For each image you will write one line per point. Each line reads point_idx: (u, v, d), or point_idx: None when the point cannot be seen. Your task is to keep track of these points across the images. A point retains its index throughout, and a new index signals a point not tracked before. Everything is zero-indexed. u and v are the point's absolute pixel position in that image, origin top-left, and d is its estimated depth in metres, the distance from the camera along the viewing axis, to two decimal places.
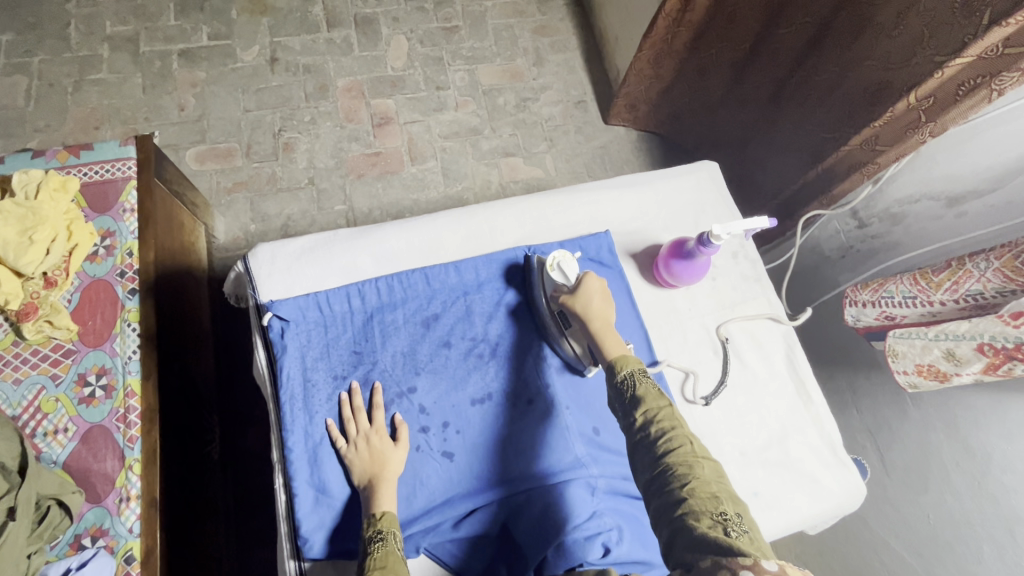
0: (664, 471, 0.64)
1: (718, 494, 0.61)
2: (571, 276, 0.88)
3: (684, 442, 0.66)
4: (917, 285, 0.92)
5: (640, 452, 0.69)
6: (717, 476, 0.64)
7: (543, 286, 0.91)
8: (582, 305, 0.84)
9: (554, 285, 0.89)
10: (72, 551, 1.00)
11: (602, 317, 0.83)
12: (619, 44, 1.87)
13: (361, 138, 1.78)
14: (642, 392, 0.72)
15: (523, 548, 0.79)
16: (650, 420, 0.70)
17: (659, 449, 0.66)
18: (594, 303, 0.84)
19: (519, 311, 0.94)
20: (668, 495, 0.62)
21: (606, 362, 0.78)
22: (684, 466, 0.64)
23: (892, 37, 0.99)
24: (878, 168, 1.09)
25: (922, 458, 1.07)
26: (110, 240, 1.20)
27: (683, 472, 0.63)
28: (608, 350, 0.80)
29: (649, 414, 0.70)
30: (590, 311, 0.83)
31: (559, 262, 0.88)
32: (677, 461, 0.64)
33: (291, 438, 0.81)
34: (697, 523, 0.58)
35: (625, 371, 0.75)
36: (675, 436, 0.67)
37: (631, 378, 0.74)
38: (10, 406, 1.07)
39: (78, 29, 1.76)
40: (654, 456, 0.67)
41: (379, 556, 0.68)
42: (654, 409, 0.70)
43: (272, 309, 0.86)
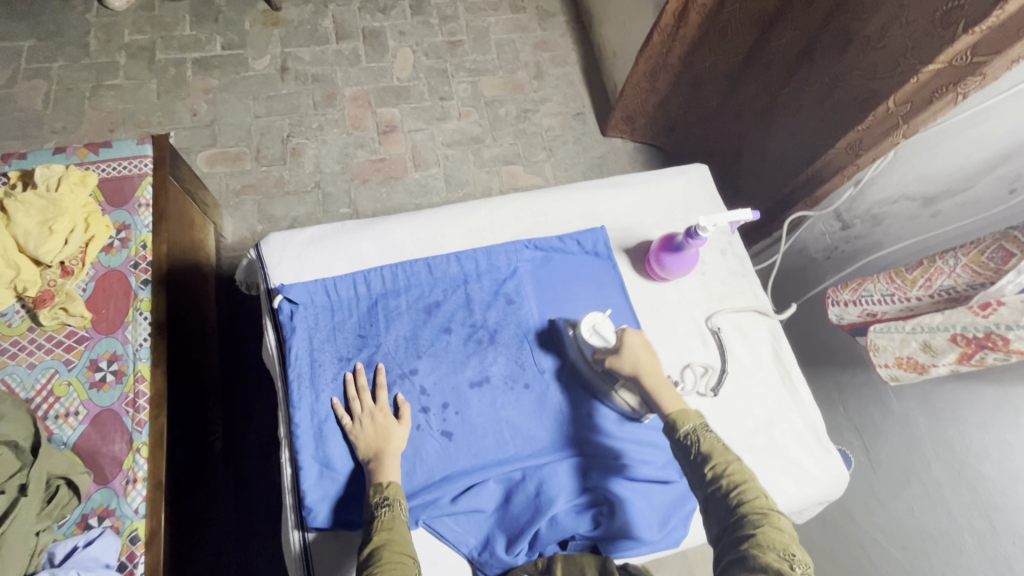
0: (736, 517, 0.71)
1: (788, 540, 0.68)
2: (609, 338, 0.89)
3: (756, 493, 0.73)
4: (893, 283, 0.97)
5: (711, 500, 0.75)
6: (783, 524, 0.71)
7: (580, 347, 0.92)
8: (631, 362, 0.85)
9: (593, 348, 0.89)
10: (79, 530, 1.02)
11: (653, 370, 0.86)
12: (616, 58, 1.95)
13: (367, 145, 1.84)
14: (708, 447, 0.78)
15: (519, 523, 0.84)
16: (719, 474, 0.76)
17: (731, 498, 0.73)
18: (643, 363, 0.85)
19: (569, 368, 0.95)
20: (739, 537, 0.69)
21: (666, 417, 0.82)
22: (757, 513, 0.71)
23: (876, 49, 1.05)
24: (857, 170, 1.14)
25: (906, 452, 1.10)
26: (126, 232, 1.25)
27: (754, 517, 0.70)
28: (666, 405, 0.83)
29: (718, 468, 0.76)
30: (642, 370, 0.85)
31: (598, 326, 0.89)
32: (749, 510, 0.71)
33: (298, 414, 0.85)
34: (765, 558, 0.65)
35: (688, 427, 0.80)
36: (747, 488, 0.74)
37: (694, 434, 0.79)
38: (23, 389, 1.10)
39: (97, 37, 1.84)
40: (727, 506, 0.73)
41: (385, 519, 0.73)
42: (723, 464, 0.76)
43: (283, 292, 0.91)
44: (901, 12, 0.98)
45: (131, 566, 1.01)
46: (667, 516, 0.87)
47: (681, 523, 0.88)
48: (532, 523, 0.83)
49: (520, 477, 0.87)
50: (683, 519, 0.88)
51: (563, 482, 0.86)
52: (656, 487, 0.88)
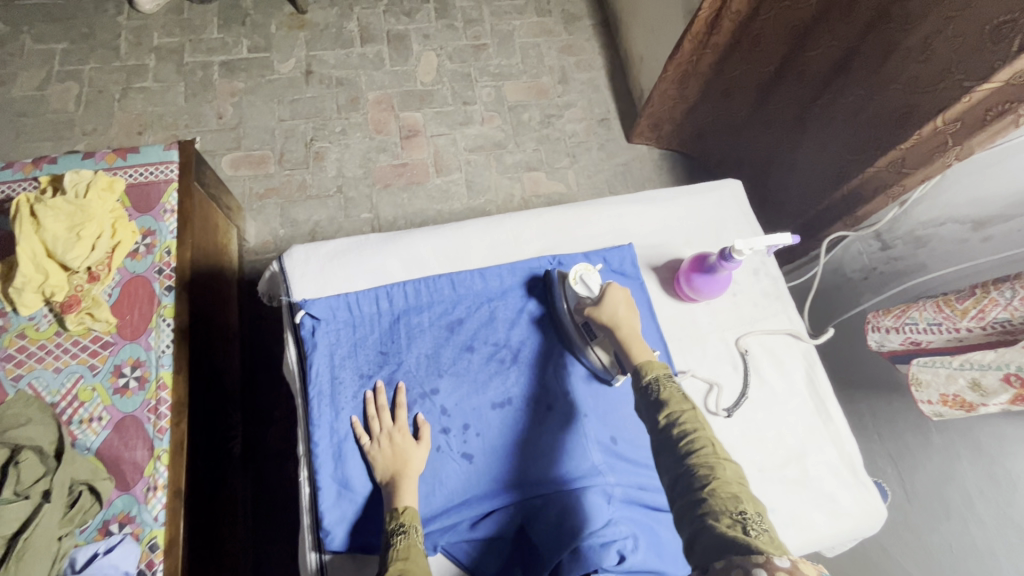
0: (687, 470, 0.65)
1: (739, 493, 0.62)
2: (593, 288, 0.91)
3: (707, 442, 0.67)
4: (941, 312, 0.91)
5: (664, 450, 0.70)
6: (737, 478, 0.65)
7: (565, 298, 0.93)
8: (608, 313, 0.86)
9: (577, 297, 0.91)
10: (99, 536, 1.03)
11: (629, 324, 0.85)
12: (643, 63, 1.90)
13: (389, 150, 1.83)
14: (666, 395, 0.73)
15: (541, 552, 0.80)
16: (672, 422, 0.70)
17: (682, 448, 0.68)
18: (620, 312, 0.86)
19: (545, 322, 0.96)
20: (690, 494, 0.63)
21: (632, 366, 0.80)
22: (706, 466, 0.64)
23: (920, 62, 1.00)
24: (903, 190, 1.09)
25: (945, 485, 1.05)
26: (151, 238, 1.26)
27: (705, 470, 0.64)
28: (634, 356, 0.81)
29: (672, 416, 0.71)
30: (618, 319, 0.85)
31: (582, 276, 0.91)
32: (698, 462, 0.65)
33: (317, 432, 0.83)
34: (716, 522, 0.59)
35: (649, 376, 0.76)
36: (698, 437, 0.68)
37: (656, 383, 0.75)
38: (49, 393, 1.12)
39: (128, 40, 1.86)
40: (678, 456, 0.68)
41: (401, 548, 0.70)
42: (677, 413, 0.71)
43: (305, 307, 0.90)
44: (947, 25, 0.94)
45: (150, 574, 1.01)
46: None
47: None
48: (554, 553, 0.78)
49: (541, 504, 0.82)
50: None
51: (584, 510, 0.80)
52: None
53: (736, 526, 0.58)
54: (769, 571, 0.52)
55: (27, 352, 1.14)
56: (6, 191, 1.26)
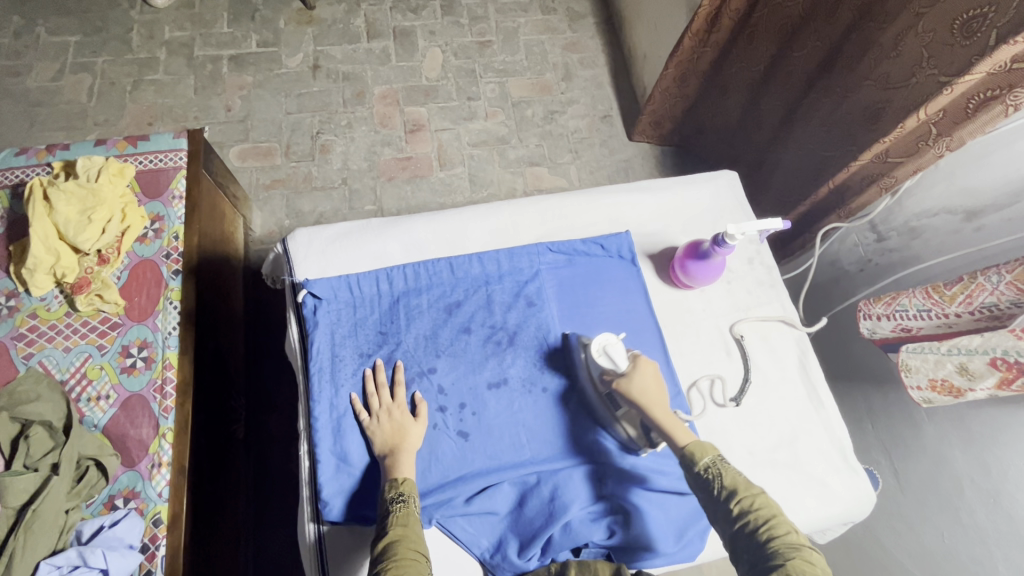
0: (769, 556, 0.67)
1: (824, 575, 0.65)
2: (620, 361, 0.85)
3: (786, 527, 0.69)
4: (930, 298, 0.94)
5: (738, 539, 0.71)
6: (817, 560, 0.67)
7: (586, 366, 0.90)
8: (640, 390, 0.82)
9: (602, 370, 0.86)
10: (105, 510, 1.05)
11: (660, 398, 0.82)
12: (646, 60, 1.92)
13: (394, 143, 1.86)
14: (730, 481, 0.74)
15: (532, 527, 0.83)
16: (745, 510, 0.71)
17: (760, 536, 0.69)
18: (652, 393, 0.82)
19: (567, 391, 0.92)
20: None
21: (679, 451, 0.79)
22: (790, 549, 0.67)
23: (890, 58, 1.04)
24: (895, 180, 1.09)
25: (937, 474, 1.06)
26: (159, 223, 1.29)
27: (787, 557, 0.66)
28: (679, 439, 0.80)
29: (744, 503, 0.72)
30: (648, 396, 0.82)
31: (607, 348, 0.85)
32: (779, 548, 0.67)
33: (318, 407, 0.86)
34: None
35: (707, 460, 0.76)
36: (775, 522, 0.70)
37: (714, 467, 0.76)
38: (59, 371, 1.15)
39: (140, 33, 1.90)
40: (757, 543, 0.69)
41: (400, 515, 0.72)
42: (748, 498, 0.72)
43: (307, 287, 0.93)
44: (918, 21, 0.96)
45: (153, 547, 1.03)
46: (683, 527, 0.85)
47: (697, 536, 0.86)
48: (546, 527, 0.82)
49: (534, 481, 0.85)
50: (700, 532, 0.86)
51: (576, 487, 0.85)
52: (671, 498, 0.86)
53: None
54: None
55: (38, 332, 1.17)
56: (20, 176, 1.29)
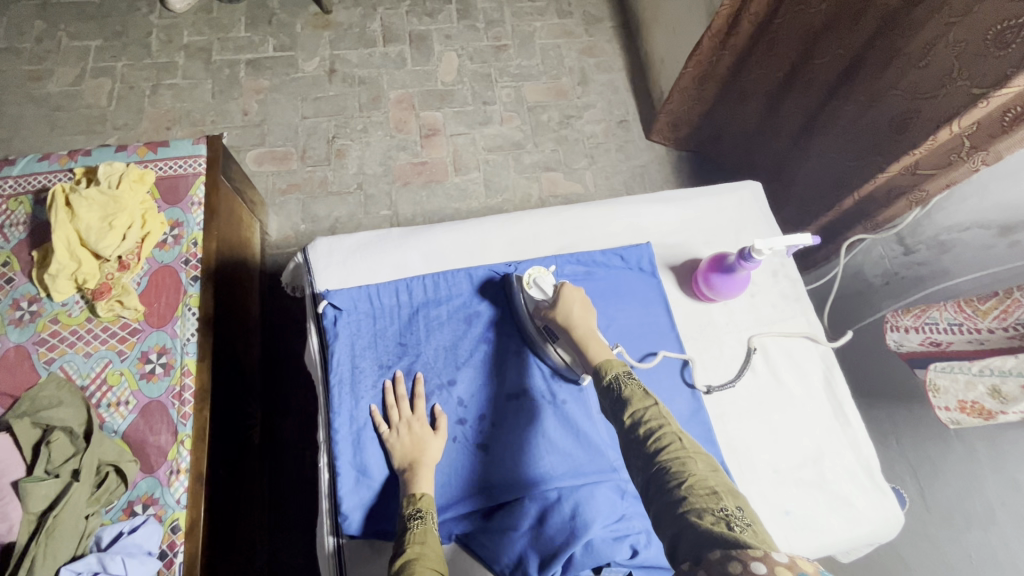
0: (658, 470, 0.63)
1: (713, 486, 0.60)
2: (547, 290, 0.92)
3: (675, 438, 0.65)
4: (962, 312, 0.92)
5: (633, 452, 0.67)
6: (713, 471, 0.63)
7: (525, 305, 0.93)
8: (564, 314, 0.85)
9: (532, 301, 0.92)
10: (124, 516, 1.06)
11: (585, 321, 0.85)
12: (663, 65, 1.90)
13: (410, 148, 1.86)
14: (628, 393, 0.72)
15: (552, 545, 0.78)
16: (638, 422, 0.68)
17: (651, 447, 0.65)
18: (575, 311, 0.85)
19: (500, 321, 0.95)
20: (666, 493, 0.61)
21: (592, 367, 0.79)
22: (677, 462, 0.63)
23: (919, 68, 1.01)
24: (925, 195, 1.07)
25: (966, 494, 1.03)
26: (179, 229, 1.29)
27: (677, 469, 0.62)
28: (593, 355, 0.80)
29: (637, 414, 0.69)
30: (573, 319, 0.84)
31: (536, 279, 0.93)
32: (670, 460, 0.63)
33: (338, 419, 0.86)
34: (698, 519, 0.57)
35: (609, 375, 0.75)
36: (665, 434, 0.66)
37: (616, 381, 0.74)
38: (79, 377, 1.15)
39: (159, 38, 1.92)
40: (647, 455, 0.66)
41: (417, 532, 0.71)
42: (641, 411, 0.69)
43: (327, 297, 0.93)
44: (948, 30, 0.94)
45: (171, 555, 1.03)
46: None
47: None
48: (568, 547, 0.77)
49: (555, 497, 0.82)
50: None
51: (597, 505, 0.81)
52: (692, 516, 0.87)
53: (724, 525, 0.55)
54: (764, 563, 0.49)
55: (59, 337, 1.18)
56: (42, 181, 1.30)
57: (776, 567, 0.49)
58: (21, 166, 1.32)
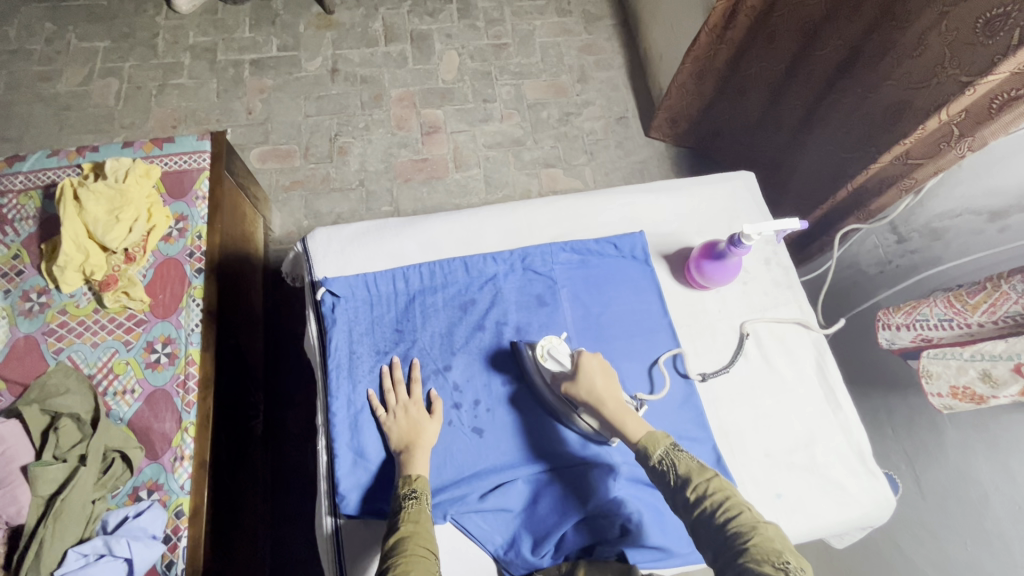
0: (727, 540, 0.65)
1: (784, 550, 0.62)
2: (565, 362, 0.84)
3: (741, 507, 0.67)
4: (952, 307, 0.93)
5: (700, 527, 0.68)
6: (778, 533, 0.65)
7: (539, 372, 0.88)
8: (588, 387, 0.82)
9: (548, 372, 0.84)
10: (130, 501, 1.08)
11: (610, 392, 0.81)
12: (662, 62, 1.92)
13: (411, 145, 1.88)
14: (685, 469, 0.72)
15: (545, 524, 0.83)
16: (702, 495, 0.69)
17: (719, 519, 0.67)
18: (598, 382, 0.82)
19: (518, 385, 0.92)
20: (735, 560, 0.62)
21: (633, 446, 0.78)
22: (746, 528, 0.64)
23: (912, 57, 1.02)
24: (915, 182, 1.08)
25: (960, 481, 1.03)
26: (183, 223, 1.32)
27: (746, 534, 0.64)
28: (632, 434, 0.79)
29: (699, 488, 0.70)
30: (598, 392, 0.81)
31: (550, 350, 0.84)
32: (739, 527, 0.65)
33: (335, 403, 0.88)
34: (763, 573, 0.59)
35: (660, 452, 0.75)
36: (731, 505, 0.68)
37: (667, 458, 0.74)
38: (87, 366, 1.18)
39: (165, 39, 1.96)
40: (715, 529, 0.67)
41: (412, 511, 0.73)
42: (703, 483, 0.70)
43: (326, 285, 0.95)
44: (941, 19, 0.95)
45: (175, 539, 1.05)
46: None
47: None
48: (558, 526, 0.82)
49: (548, 478, 0.85)
50: None
51: (589, 486, 0.84)
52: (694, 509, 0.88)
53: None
54: None
55: (67, 328, 1.21)
56: (51, 177, 1.34)
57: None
58: (31, 163, 1.35)
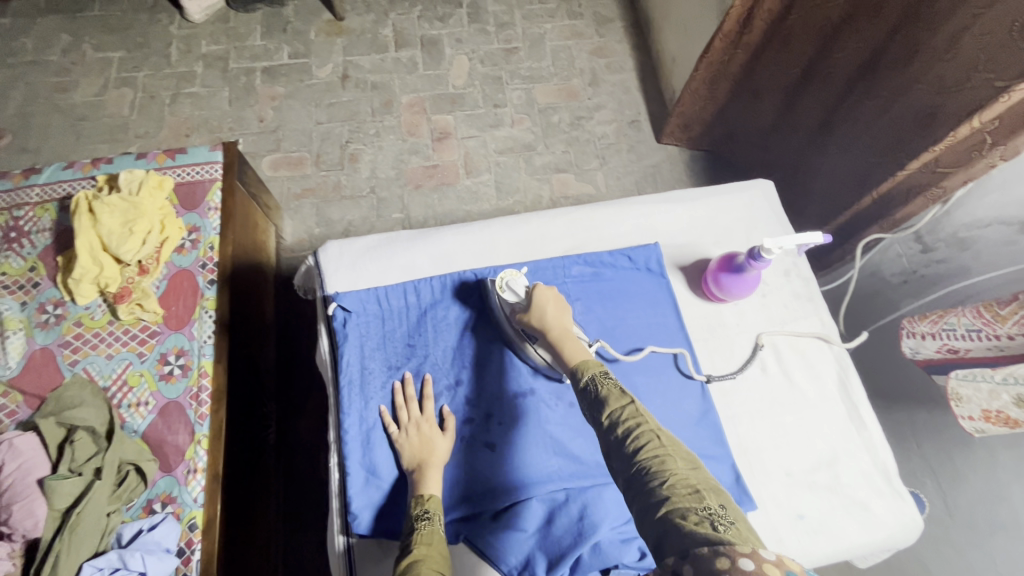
0: (637, 470, 0.61)
1: (698, 487, 0.59)
2: (521, 293, 0.90)
3: (653, 436, 0.64)
4: (981, 317, 0.91)
5: (613, 453, 0.66)
6: (694, 469, 0.62)
7: (499, 307, 0.92)
8: (538, 316, 0.84)
9: (506, 304, 0.90)
10: (144, 514, 1.08)
11: (558, 321, 0.84)
12: (675, 65, 1.89)
13: (421, 151, 1.87)
14: (605, 394, 0.70)
15: (560, 546, 0.79)
16: (617, 422, 0.67)
17: (629, 447, 0.64)
18: (549, 310, 0.85)
19: (477, 322, 0.95)
20: (647, 493, 0.59)
21: (568, 369, 0.78)
22: (657, 459, 0.61)
23: (943, 61, 0.99)
24: (943, 191, 1.06)
25: (989, 500, 0.99)
26: (196, 234, 1.32)
27: (657, 469, 0.60)
28: (569, 357, 0.79)
29: (614, 414, 0.67)
30: (547, 320, 0.84)
31: (508, 282, 0.90)
32: (648, 460, 0.61)
33: (347, 420, 0.87)
34: (679, 518, 0.55)
35: (586, 376, 0.74)
36: (643, 432, 0.65)
37: (592, 383, 0.73)
38: (101, 378, 1.19)
39: (178, 48, 1.97)
40: (626, 456, 0.64)
41: (424, 534, 0.71)
42: (619, 410, 0.68)
43: (337, 300, 0.94)
44: (974, 22, 0.92)
45: (189, 552, 1.05)
46: None
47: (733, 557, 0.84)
48: (575, 547, 0.78)
49: (563, 498, 0.83)
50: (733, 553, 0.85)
51: (606, 507, 0.82)
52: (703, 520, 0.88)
53: (703, 519, 0.54)
54: (754, 561, 0.49)
55: (82, 339, 1.22)
56: (66, 189, 1.35)
57: (763, 564, 0.49)
58: (47, 175, 1.36)
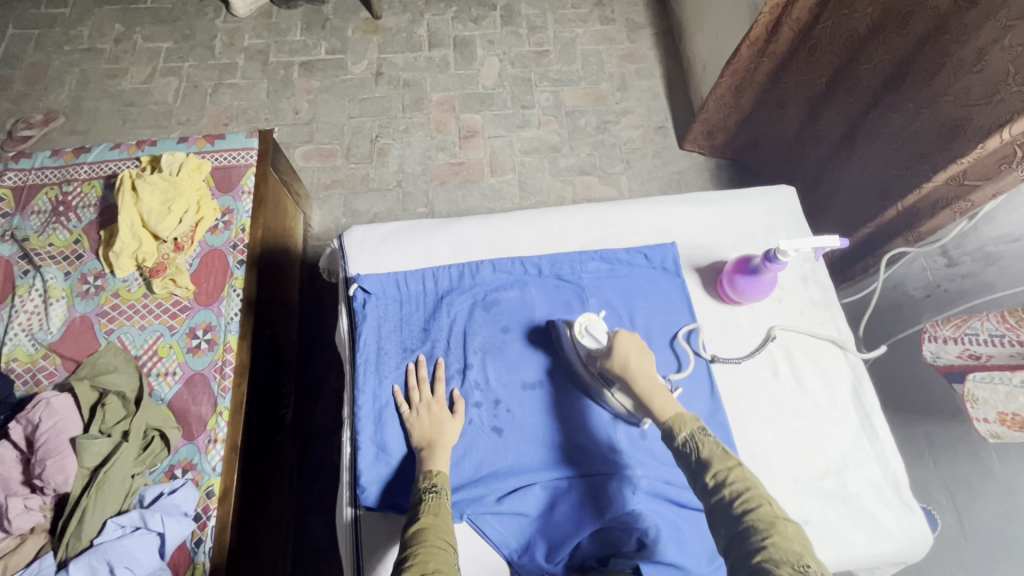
0: (741, 532, 0.64)
1: (801, 551, 0.61)
2: (601, 339, 0.87)
3: (762, 500, 0.66)
4: (1005, 323, 0.91)
5: (716, 512, 0.68)
6: (799, 536, 0.63)
7: (575, 349, 0.91)
8: (621, 362, 0.83)
9: (585, 349, 0.88)
10: (166, 478, 1.13)
11: (644, 371, 0.83)
12: (703, 72, 1.89)
13: (448, 148, 1.91)
14: (707, 453, 0.72)
15: (563, 531, 0.82)
16: (722, 482, 0.69)
17: (735, 508, 0.66)
18: (632, 358, 0.84)
19: (553, 370, 0.94)
20: (745, 544, 0.62)
21: (661, 424, 0.78)
22: (763, 522, 0.63)
23: (972, 73, 0.98)
24: (970, 206, 1.03)
25: (1007, 522, 0.96)
26: (229, 216, 1.38)
27: (763, 530, 0.62)
28: (661, 411, 0.79)
29: (719, 475, 0.69)
30: (630, 369, 0.83)
31: (588, 327, 0.88)
32: (755, 521, 0.63)
33: (362, 397, 0.90)
34: (777, 571, 0.58)
35: (684, 433, 0.75)
36: (751, 495, 0.66)
37: (692, 440, 0.74)
38: (134, 347, 1.25)
39: (222, 40, 2.06)
40: (731, 514, 0.66)
41: (431, 505, 0.72)
42: (724, 471, 0.69)
43: (358, 281, 0.98)
44: (1005, 34, 0.91)
45: (205, 517, 1.10)
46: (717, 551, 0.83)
47: None
48: (574, 534, 0.81)
49: (567, 486, 0.85)
50: None
51: (608, 496, 0.83)
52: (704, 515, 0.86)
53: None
54: None
55: (119, 310, 1.28)
56: (112, 168, 1.43)
57: None
58: (96, 154, 1.44)
